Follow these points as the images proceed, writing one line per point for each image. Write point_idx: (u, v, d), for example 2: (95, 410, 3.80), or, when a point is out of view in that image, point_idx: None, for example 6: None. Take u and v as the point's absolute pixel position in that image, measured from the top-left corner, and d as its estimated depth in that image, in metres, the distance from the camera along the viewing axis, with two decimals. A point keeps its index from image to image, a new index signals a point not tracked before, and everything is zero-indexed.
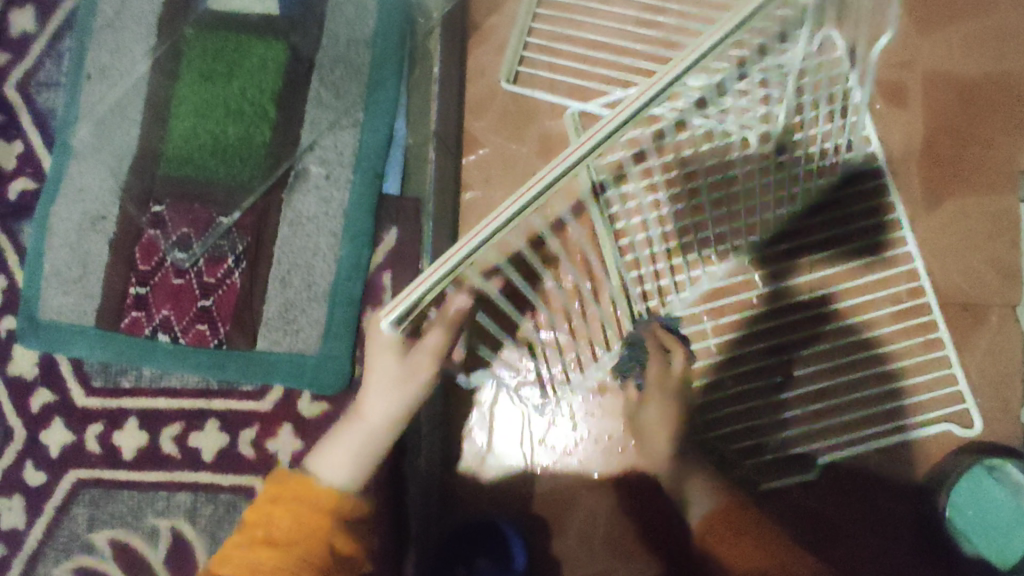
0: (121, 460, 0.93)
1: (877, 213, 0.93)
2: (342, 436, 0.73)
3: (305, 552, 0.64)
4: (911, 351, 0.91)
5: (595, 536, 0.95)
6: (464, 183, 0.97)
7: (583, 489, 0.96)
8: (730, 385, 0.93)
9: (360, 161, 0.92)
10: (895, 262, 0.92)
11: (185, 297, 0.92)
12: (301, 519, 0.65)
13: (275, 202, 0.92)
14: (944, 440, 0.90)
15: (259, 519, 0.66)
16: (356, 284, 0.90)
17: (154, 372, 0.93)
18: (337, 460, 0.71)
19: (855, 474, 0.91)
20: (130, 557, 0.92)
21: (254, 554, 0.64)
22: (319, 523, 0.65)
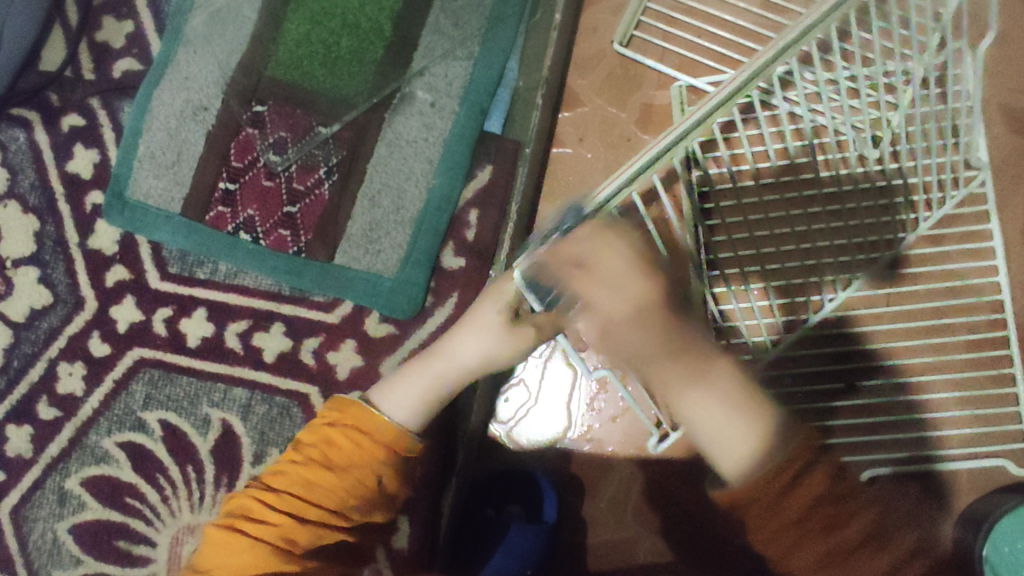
0: (186, 346, 0.95)
1: (972, 239, 0.91)
2: (410, 373, 0.72)
3: (358, 481, 0.64)
4: (978, 383, 0.89)
5: (627, 505, 0.95)
6: (557, 137, 0.95)
7: (623, 457, 0.96)
8: (789, 382, 0.90)
9: (468, 94, 0.92)
10: (980, 291, 0.90)
11: (272, 199, 0.93)
12: (353, 448, 0.65)
13: (377, 121, 0.93)
14: (995, 475, 0.89)
15: (318, 440, 0.66)
16: (443, 215, 0.90)
17: (230, 268, 0.95)
18: (399, 399, 0.69)
19: (902, 493, 0.89)
20: (179, 440, 0.95)
21: (310, 471, 0.64)
22: (371, 455, 0.65)
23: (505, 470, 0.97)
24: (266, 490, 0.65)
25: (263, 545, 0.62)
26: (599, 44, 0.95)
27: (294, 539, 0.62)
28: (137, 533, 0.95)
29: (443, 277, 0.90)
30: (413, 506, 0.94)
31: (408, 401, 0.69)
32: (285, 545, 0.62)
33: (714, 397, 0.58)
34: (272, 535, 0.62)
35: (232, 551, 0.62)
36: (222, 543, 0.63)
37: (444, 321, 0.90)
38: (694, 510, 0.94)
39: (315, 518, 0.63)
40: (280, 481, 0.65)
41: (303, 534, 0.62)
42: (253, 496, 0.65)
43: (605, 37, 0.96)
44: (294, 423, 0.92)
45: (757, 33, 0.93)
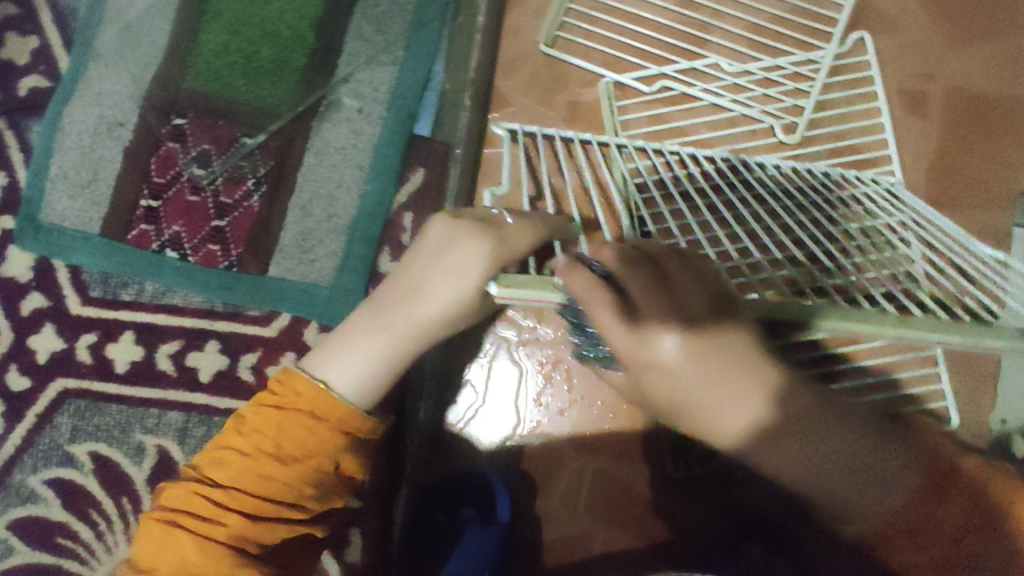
0: (114, 372, 0.91)
1: None
2: (354, 337, 0.63)
3: (317, 467, 0.56)
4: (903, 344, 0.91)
5: (579, 500, 0.96)
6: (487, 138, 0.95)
7: (573, 450, 0.97)
8: None
9: (395, 99, 0.92)
10: None
11: (198, 214, 0.90)
12: (308, 434, 0.57)
13: (305, 128, 0.91)
14: None
15: (266, 424, 0.57)
16: (377, 221, 0.90)
17: (157, 288, 0.91)
18: (345, 368, 0.61)
19: None
20: (111, 472, 0.90)
21: (261, 462, 0.56)
22: (328, 438, 0.57)
23: (462, 475, 0.96)
24: (209, 483, 0.57)
25: (208, 547, 0.54)
26: (523, 45, 0.97)
27: (246, 537, 0.55)
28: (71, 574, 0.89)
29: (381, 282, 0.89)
30: (362, 517, 0.93)
31: (359, 369, 0.61)
32: (242, 547, 0.55)
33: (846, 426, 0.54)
34: (225, 538, 0.55)
35: (171, 551, 0.54)
36: (162, 542, 0.55)
37: None
38: (650, 499, 0.96)
39: (266, 510, 0.55)
40: (224, 473, 0.56)
41: (261, 532, 0.55)
42: (192, 492, 0.57)
43: (529, 39, 0.97)
44: None
45: (672, 30, 0.97)
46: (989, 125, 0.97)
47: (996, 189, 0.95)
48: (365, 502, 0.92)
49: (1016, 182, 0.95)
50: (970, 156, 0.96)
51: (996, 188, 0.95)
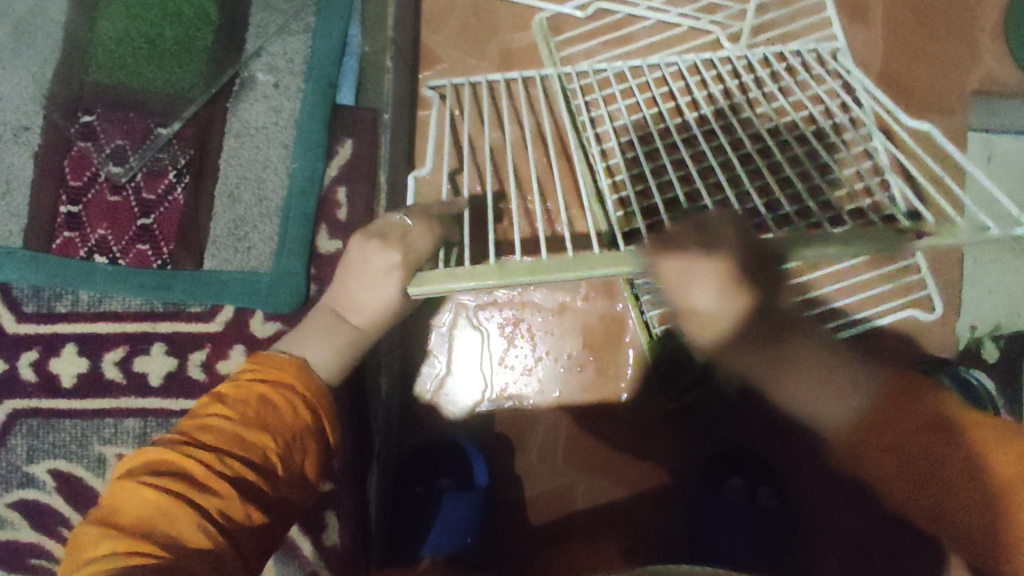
0: (61, 387, 0.88)
1: None
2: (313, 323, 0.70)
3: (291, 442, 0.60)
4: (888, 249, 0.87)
5: (557, 454, 0.95)
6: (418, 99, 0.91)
7: (544, 407, 0.96)
8: None
9: (311, 69, 0.87)
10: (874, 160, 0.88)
11: (123, 214, 0.86)
12: (282, 412, 0.61)
13: (221, 111, 0.87)
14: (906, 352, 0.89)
15: (248, 399, 0.61)
16: (310, 199, 0.86)
17: (92, 296, 0.88)
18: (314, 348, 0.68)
19: None
20: (76, 487, 0.88)
21: (244, 431, 0.59)
22: (302, 419, 0.62)
23: (435, 443, 0.95)
24: (197, 448, 0.58)
25: (192, 506, 0.55)
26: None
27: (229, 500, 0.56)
28: None
29: (322, 262, 0.87)
30: (336, 500, 0.89)
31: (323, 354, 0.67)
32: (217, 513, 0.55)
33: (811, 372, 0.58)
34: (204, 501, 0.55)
35: (150, 510, 0.54)
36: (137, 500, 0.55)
37: None
38: (628, 445, 0.94)
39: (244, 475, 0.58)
40: (209, 437, 0.59)
41: (237, 503, 0.56)
42: (177, 454, 0.58)
43: None
44: None
45: None
46: (933, 26, 0.94)
47: (945, 91, 0.93)
48: (337, 483, 0.89)
49: (966, 82, 0.93)
50: (916, 61, 0.93)
51: (945, 89, 0.93)
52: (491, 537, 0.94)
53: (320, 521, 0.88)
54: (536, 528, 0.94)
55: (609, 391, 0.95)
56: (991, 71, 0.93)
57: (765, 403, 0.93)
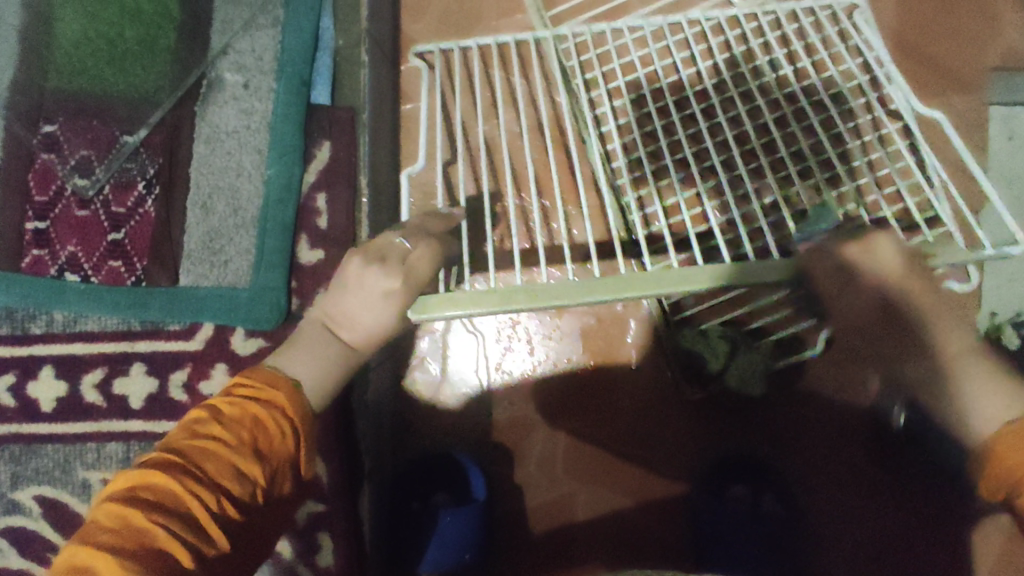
0: (41, 412, 0.85)
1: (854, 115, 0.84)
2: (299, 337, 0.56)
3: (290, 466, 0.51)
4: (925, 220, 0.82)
5: (556, 463, 0.90)
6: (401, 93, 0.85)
7: (546, 415, 0.91)
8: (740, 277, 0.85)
9: (282, 67, 0.81)
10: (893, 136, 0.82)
11: (92, 230, 0.81)
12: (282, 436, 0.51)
13: (189, 116, 0.81)
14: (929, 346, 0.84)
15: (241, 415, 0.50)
16: (288, 207, 0.81)
17: (66, 316, 0.83)
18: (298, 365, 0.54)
19: (808, 394, 0.88)
20: (63, 513, 0.85)
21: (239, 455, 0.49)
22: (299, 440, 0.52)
23: (433, 456, 0.89)
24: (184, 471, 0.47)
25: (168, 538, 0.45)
26: None
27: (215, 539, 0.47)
28: None
29: (304, 274, 0.82)
30: (329, 519, 0.87)
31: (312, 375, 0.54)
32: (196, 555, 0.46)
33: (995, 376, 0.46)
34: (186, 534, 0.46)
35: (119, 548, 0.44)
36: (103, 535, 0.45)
37: None
38: (633, 452, 0.90)
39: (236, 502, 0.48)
40: (205, 464, 0.48)
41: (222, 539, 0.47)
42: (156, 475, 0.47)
43: None
44: None
45: None
46: None
47: (972, 63, 0.85)
48: (328, 503, 0.87)
49: (994, 52, 0.85)
50: (935, 35, 0.86)
51: (971, 61, 0.85)
52: (490, 552, 0.89)
53: (313, 542, 0.87)
54: (538, 541, 0.89)
55: (617, 395, 0.91)
56: (1016, 43, 0.86)
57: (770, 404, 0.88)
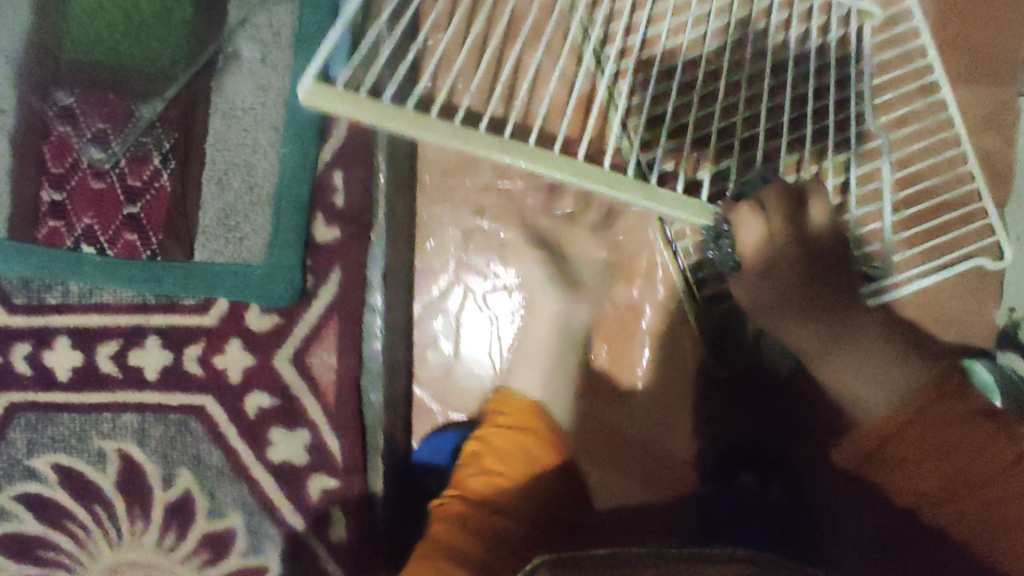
0: (58, 381, 0.86)
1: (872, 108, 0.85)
2: None
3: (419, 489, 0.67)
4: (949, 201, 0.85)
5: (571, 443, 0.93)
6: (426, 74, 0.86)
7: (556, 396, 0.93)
8: None
9: (300, 43, 0.80)
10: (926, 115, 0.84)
11: (108, 202, 0.81)
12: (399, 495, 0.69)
13: (205, 90, 0.81)
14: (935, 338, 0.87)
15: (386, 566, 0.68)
16: (304, 187, 0.81)
17: (82, 287, 0.84)
18: None
19: (830, 380, 0.88)
20: (79, 480, 0.87)
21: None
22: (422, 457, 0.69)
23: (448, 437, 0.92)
24: None
25: None
26: None
27: None
28: None
29: (319, 252, 0.82)
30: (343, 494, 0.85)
31: None
32: None
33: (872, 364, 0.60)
34: None
35: None
36: None
37: (332, 300, 0.83)
38: (646, 441, 0.93)
39: None
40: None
41: None
42: None
43: None
44: (196, 438, 0.85)
45: None
46: None
47: (992, 61, 0.88)
48: (342, 479, 0.85)
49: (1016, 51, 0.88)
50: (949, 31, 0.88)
51: (991, 59, 0.88)
52: None
53: (325, 517, 0.85)
54: None
55: (630, 384, 0.93)
56: None
57: (784, 391, 0.89)
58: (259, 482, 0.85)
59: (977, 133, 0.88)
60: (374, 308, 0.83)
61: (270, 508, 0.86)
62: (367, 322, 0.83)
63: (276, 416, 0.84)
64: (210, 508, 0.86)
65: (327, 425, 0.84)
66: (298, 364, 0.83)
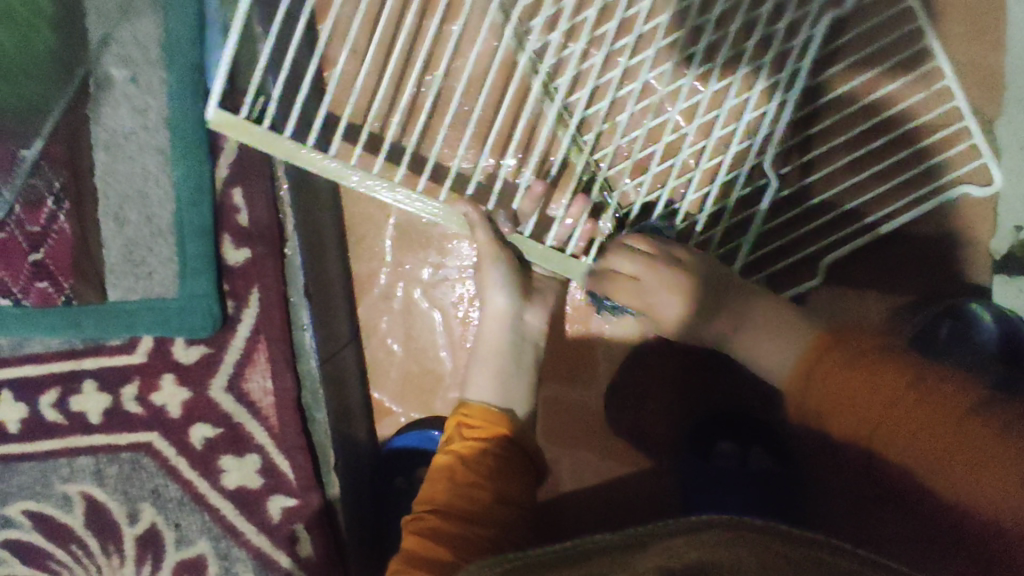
0: (9, 433, 0.86)
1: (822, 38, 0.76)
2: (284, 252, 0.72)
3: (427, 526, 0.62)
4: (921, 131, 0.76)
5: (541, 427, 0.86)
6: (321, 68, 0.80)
7: None
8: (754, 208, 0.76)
9: (170, 55, 0.74)
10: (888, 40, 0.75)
11: (14, 252, 0.78)
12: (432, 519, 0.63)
13: (84, 124, 0.76)
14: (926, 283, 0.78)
15: None
16: (204, 209, 0.75)
17: (12, 340, 0.83)
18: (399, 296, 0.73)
19: None
20: (51, 525, 0.88)
21: None
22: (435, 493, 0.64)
23: (407, 437, 0.90)
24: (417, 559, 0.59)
25: None
26: None
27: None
28: None
29: (234, 275, 0.78)
30: (302, 512, 0.84)
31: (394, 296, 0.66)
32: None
33: (768, 321, 0.61)
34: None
35: None
36: None
37: (256, 322, 0.79)
38: (614, 413, 0.85)
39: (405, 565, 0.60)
40: None
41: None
42: None
43: None
44: (151, 473, 0.84)
45: None
46: None
47: None
48: (300, 498, 0.84)
49: None
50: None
51: None
52: None
53: (289, 535, 0.85)
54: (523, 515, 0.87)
55: (591, 356, 0.85)
56: None
57: None
58: (219, 509, 0.84)
59: (953, 46, 0.76)
60: (302, 325, 0.79)
61: (235, 534, 0.85)
62: (297, 341, 0.80)
63: (223, 444, 0.83)
64: (178, 538, 0.86)
65: (274, 446, 0.82)
66: (235, 390, 0.81)
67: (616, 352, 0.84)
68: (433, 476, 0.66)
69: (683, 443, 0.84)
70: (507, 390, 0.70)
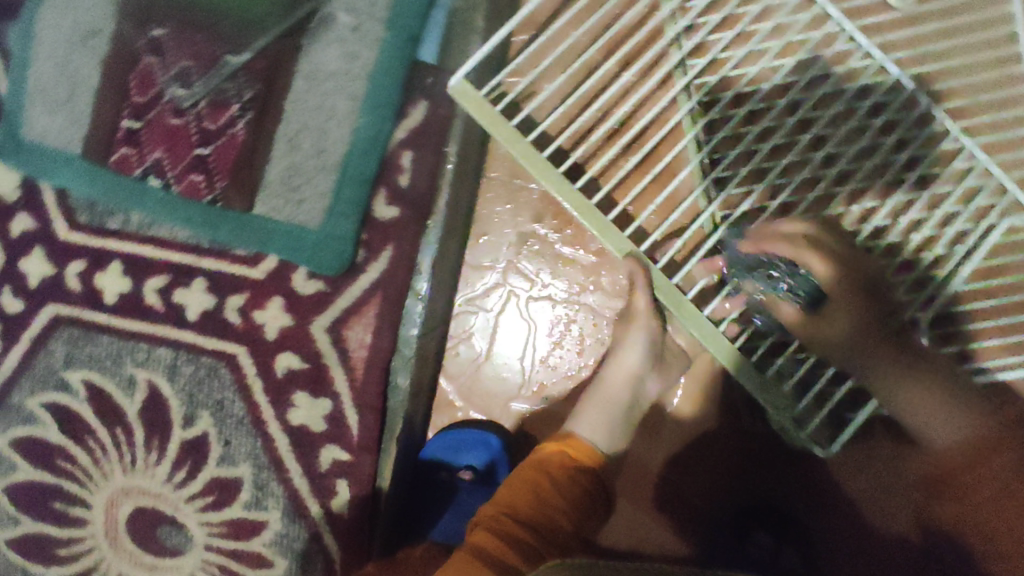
0: (103, 304, 0.88)
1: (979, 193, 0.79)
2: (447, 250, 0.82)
3: (496, 530, 0.66)
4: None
5: None
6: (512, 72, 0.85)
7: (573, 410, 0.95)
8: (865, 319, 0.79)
9: (395, 19, 0.78)
10: None
11: (182, 140, 0.82)
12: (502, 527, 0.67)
13: (293, 51, 0.80)
14: None
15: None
16: (372, 160, 0.79)
17: (143, 218, 0.86)
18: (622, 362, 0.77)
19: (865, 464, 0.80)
20: (105, 402, 0.90)
21: None
22: (513, 502, 0.69)
23: (463, 435, 0.93)
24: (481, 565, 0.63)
25: None
26: None
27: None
28: (69, 494, 0.92)
29: (374, 228, 0.81)
30: (352, 468, 0.85)
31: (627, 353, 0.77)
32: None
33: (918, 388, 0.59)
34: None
35: None
36: None
37: (378, 278, 0.82)
38: (667, 475, 0.86)
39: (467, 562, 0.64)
40: None
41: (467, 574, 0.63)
42: None
43: None
44: (222, 385, 0.86)
45: None
46: None
47: None
48: (354, 455, 0.85)
49: None
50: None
51: None
52: None
53: (330, 487, 0.86)
54: None
55: (659, 418, 0.87)
56: None
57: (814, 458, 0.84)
58: (274, 440, 0.86)
59: None
60: (417, 295, 0.83)
61: (279, 468, 0.86)
62: (409, 307, 0.83)
63: (302, 380, 0.84)
64: (223, 456, 0.87)
65: (349, 398, 0.84)
66: (333, 333, 0.83)
67: (683, 425, 0.86)
68: (514, 482, 0.70)
69: (722, 522, 0.86)
70: (608, 437, 0.76)
